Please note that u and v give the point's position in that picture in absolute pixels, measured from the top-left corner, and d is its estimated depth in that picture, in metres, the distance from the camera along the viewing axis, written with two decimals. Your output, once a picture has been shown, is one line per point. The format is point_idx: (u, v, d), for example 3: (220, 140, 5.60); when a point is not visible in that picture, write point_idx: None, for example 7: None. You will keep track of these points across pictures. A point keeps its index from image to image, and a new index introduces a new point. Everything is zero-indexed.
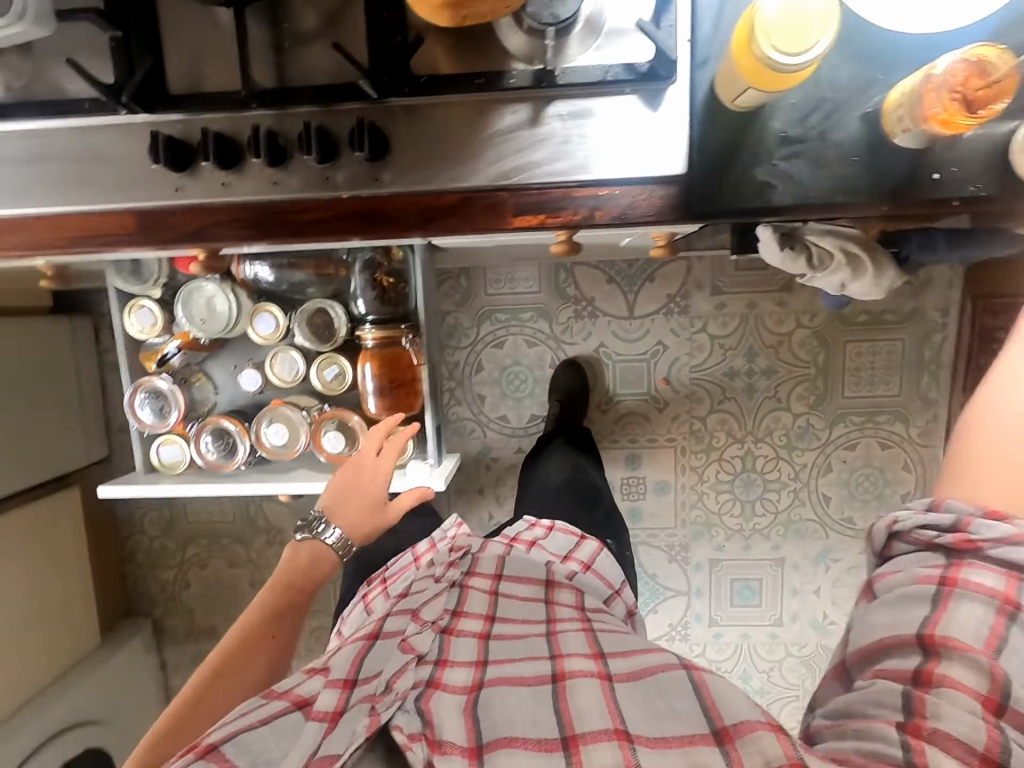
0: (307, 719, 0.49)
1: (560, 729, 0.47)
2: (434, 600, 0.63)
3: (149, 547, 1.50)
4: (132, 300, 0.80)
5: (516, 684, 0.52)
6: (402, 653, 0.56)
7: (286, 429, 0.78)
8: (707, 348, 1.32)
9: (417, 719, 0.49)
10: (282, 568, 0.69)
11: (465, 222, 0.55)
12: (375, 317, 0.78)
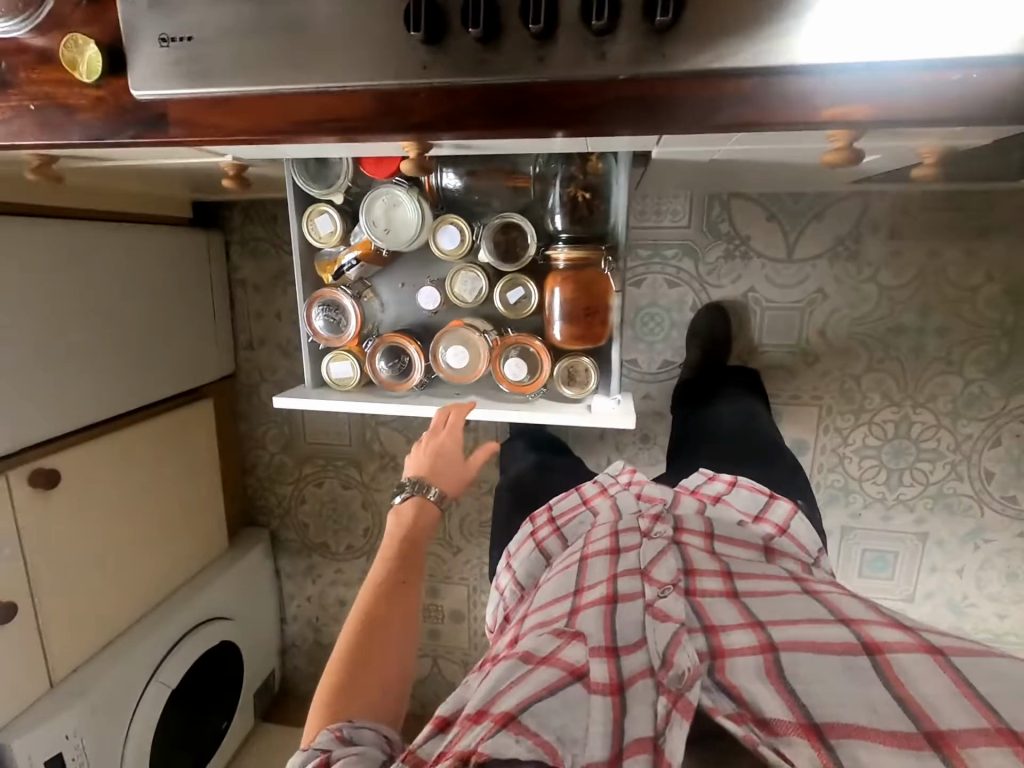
0: (592, 692, 0.57)
1: (919, 723, 0.49)
2: (663, 569, 0.72)
3: (268, 462, 1.54)
4: (313, 205, 0.76)
5: (818, 652, 0.57)
6: (664, 622, 0.64)
7: (466, 352, 0.74)
8: (874, 299, 1.19)
9: (726, 697, 0.55)
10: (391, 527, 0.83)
11: (756, 114, 0.47)
12: (569, 236, 0.71)
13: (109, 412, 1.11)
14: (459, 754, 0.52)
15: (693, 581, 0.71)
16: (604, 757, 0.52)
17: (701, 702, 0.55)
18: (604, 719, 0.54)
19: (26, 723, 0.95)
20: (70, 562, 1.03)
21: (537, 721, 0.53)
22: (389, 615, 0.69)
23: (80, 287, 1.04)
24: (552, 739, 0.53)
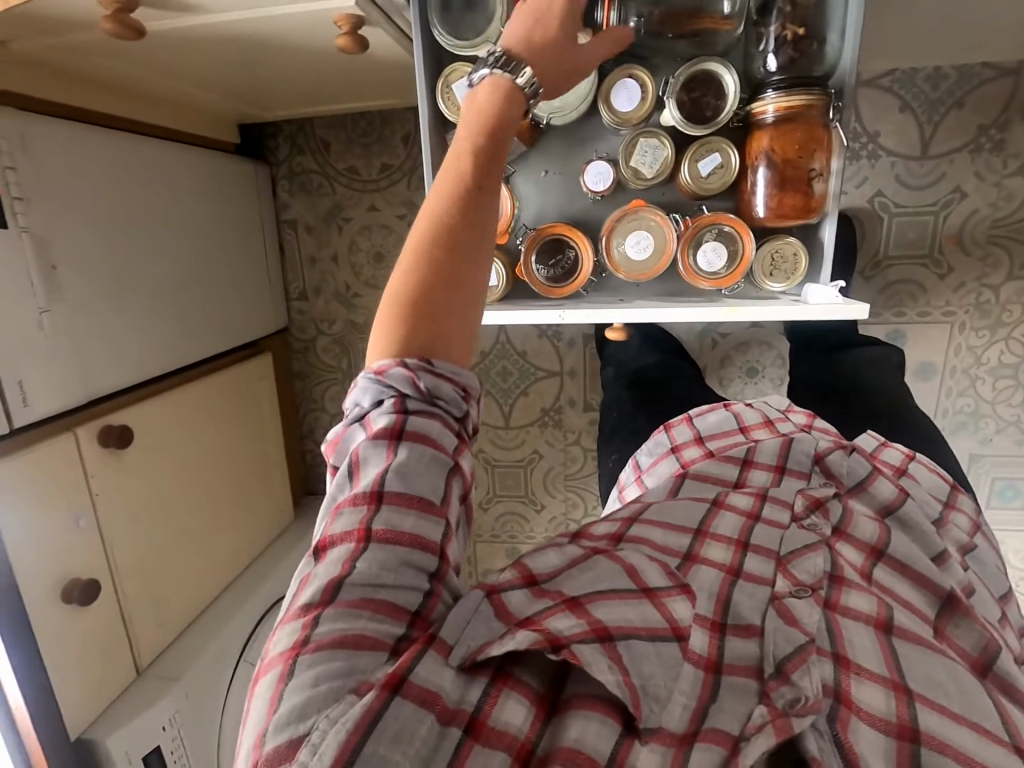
0: (686, 660, 0.43)
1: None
2: (809, 554, 0.50)
3: (328, 424, 1.40)
4: (453, 66, 0.61)
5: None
6: (789, 626, 0.45)
7: (649, 241, 0.63)
8: (1019, 195, 1.06)
9: (836, 751, 0.40)
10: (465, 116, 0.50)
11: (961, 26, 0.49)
12: (783, 80, 0.57)
13: (172, 364, 0.98)
14: (550, 638, 0.41)
15: (846, 587, 0.48)
16: (676, 732, 0.41)
17: (804, 742, 0.40)
18: (691, 695, 0.42)
19: (121, 715, 0.84)
20: (147, 533, 0.91)
21: (631, 655, 0.43)
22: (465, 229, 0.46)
23: (132, 217, 0.89)
24: (636, 682, 0.42)
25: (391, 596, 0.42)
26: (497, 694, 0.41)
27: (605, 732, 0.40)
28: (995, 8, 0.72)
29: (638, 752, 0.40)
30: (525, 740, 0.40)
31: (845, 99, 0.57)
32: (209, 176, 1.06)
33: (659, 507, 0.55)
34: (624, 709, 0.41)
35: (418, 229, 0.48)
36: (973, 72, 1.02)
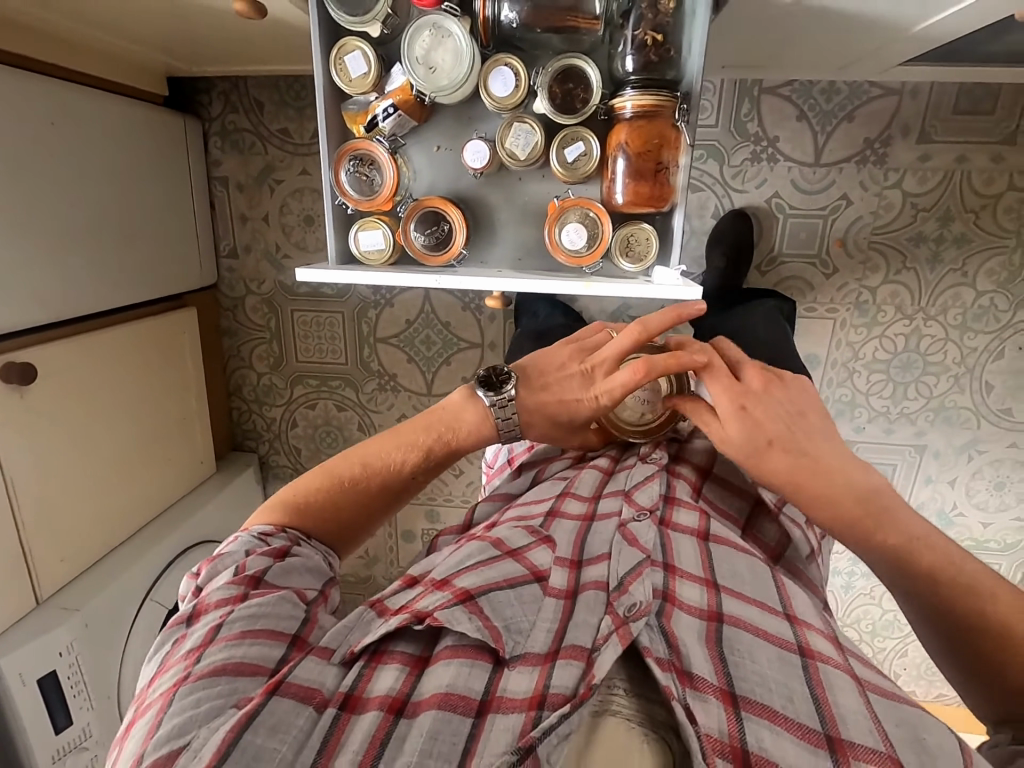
0: (547, 594, 0.58)
1: (823, 726, 0.48)
2: (648, 485, 0.69)
3: (256, 383, 1.45)
4: (345, 39, 0.66)
5: (760, 636, 0.55)
6: (630, 549, 0.62)
7: (573, 230, 0.69)
8: (897, 206, 1.17)
9: (662, 641, 0.54)
10: (443, 409, 0.72)
11: (657, 145, 0.64)
12: (638, 80, 0.63)
13: (80, 310, 1.01)
14: (416, 614, 0.54)
15: (671, 513, 0.67)
16: (541, 653, 0.53)
17: (638, 638, 0.53)
18: (553, 621, 0.56)
19: (18, 638, 0.89)
20: (54, 473, 0.95)
21: (493, 606, 0.55)
22: (388, 491, 0.69)
23: (42, 162, 0.91)
24: (499, 626, 0.54)
25: (271, 622, 0.56)
26: (371, 672, 0.53)
27: (476, 674, 0.51)
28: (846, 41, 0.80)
29: (507, 678, 0.51)
30: (397, 696, 0.51)
31: (691, 102, 0.64)
32: (132, 127, 1.08)
33: (530, 500, 0.72)
34: (491, 649, 0.53)
35: (370, 473, 0.69)
36: (862, 89, 1.12)
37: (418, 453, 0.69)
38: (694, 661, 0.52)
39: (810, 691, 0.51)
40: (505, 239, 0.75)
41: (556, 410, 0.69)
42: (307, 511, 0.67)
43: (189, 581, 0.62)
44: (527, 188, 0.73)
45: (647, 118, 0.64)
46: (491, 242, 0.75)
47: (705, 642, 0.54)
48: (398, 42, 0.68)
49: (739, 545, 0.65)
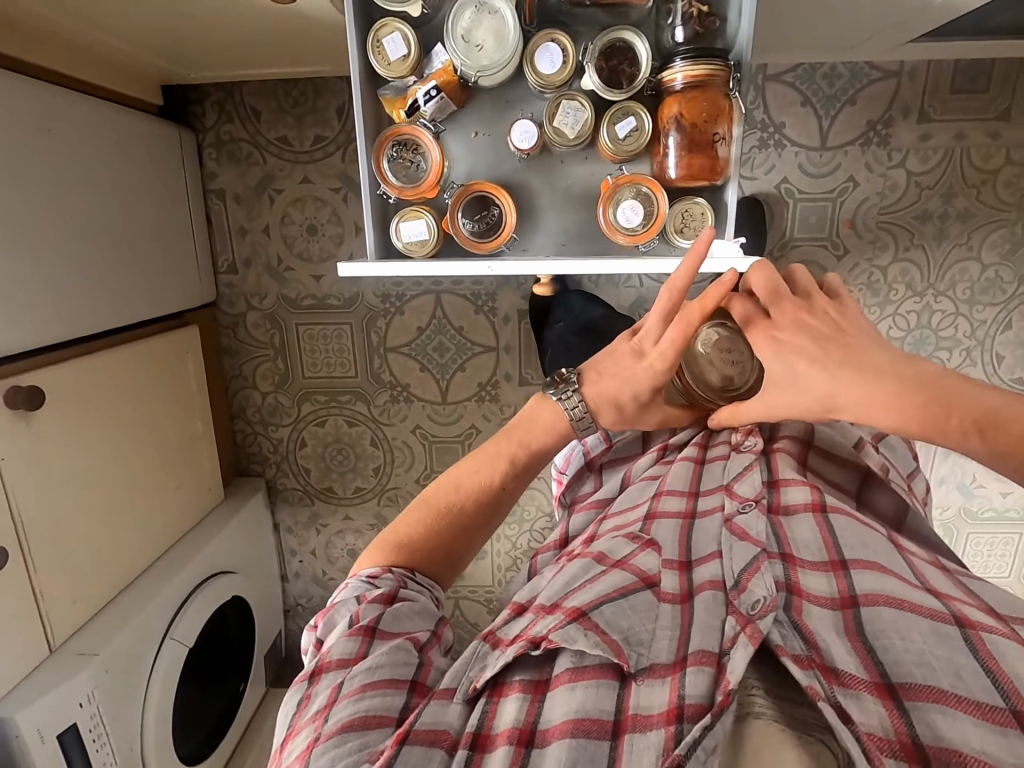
0: (662, 601, 0.57)
1: (1006, 698, 0.47)
2: (749, 474, 0.66)
3: (260, 404, 1.39)
4: (382, 21, 0.63)
5: (905, 609, 0.53)
6: (742, 541, 0.60)
7: (628, 207, 0.67)
8: (902, 186, 1.19)
9: (797, 638, 0.53)
10: (523, 419, 0.70)
11: (711, 115, 0.63)
12: (690, 50, 0.62)
13: (81, 330, 0.94)
14: (530, 639, 0.54)
15: (778, 495, 0.65)
16: (669, 663, 0.53)
17: (770, 637, 0.53)
18: (673, 629, 0.55)
19: (32, 691, 0.82)
20: (65, 506, 0.88)
21: (605, 619, 0.54)
22: (484, 510, 0.67)
23: (35, 173, 0.86)
24: (618, 641, 0.53)
25: (388, 671, 0.54)
26: (495, 708, 0.52)
27: (604, 693, 0.51)
28: (866, 18, 0.81)
29: (639, 693, 0.51)
30: (525, 725, 0.50)
31: (743, 71, 0.63)
32: (127, 140, 1.03)
33: (623, 502, 0.71)
34: (616, 665, 0.53)
35: (463, 495, 0.67)
36: (862, 72, 1.14)
37: (506, 464, 0.68)
38: (835, 655, 0.52)
39: (977, 661, 0.49)
40: (547, 227, 0.73)
41: (617, 392, 0.66)
42: (408, 549, 0.64)
43: (311, 634, 0.60)
44: (569, 171, 0.71)
45: (700, 87, 0.63)
46: (534, 228, 0.73)
47: (844, 636, 0.53)
48: (437, 24, 0.65)
49: (857, 515, 0.63)
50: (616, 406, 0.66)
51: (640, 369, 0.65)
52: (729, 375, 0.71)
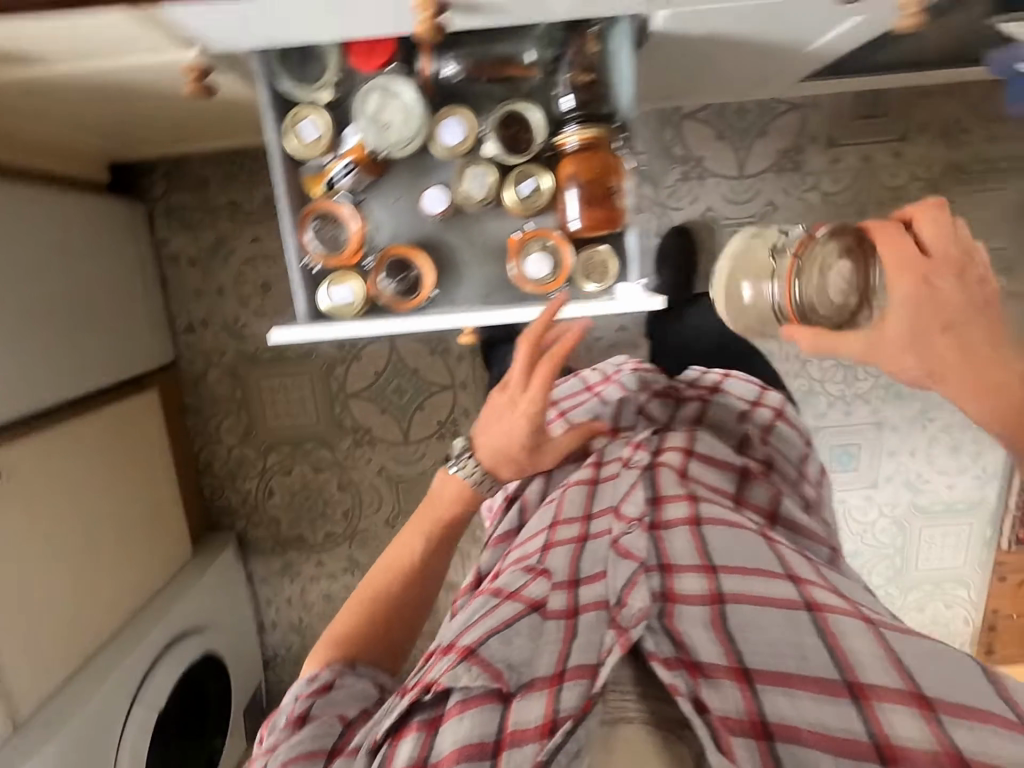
0: (548, 620, 0.61)
1: (843, 673, 0.55)
2: (633, 495, 0.72)
3: (226, 458, 1.41)
4: (295, 108, 0.68)
5: (764, 604, 0.60)
6: (625, 561, 0.64)
7: (536, 265, 0.73)
8: (818, 207, 1.27)
9: (667, 640, 0.56)
10: (433, 505, 0.76)
11: (603, 174, 0.69)
12: (579, 116, 0.69)
13: (34, 405, 0.97)
14: (427, 683, 0.58)
15: (659, 512, 0.70)
16: (547, 676, 0.55)
17: (643, 643, 0.56)
18: (556, 643, 0.58)
19: None
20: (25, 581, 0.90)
21: (492, 651, 0.58)
22: (412, 591, 0.72)
23: None
24: (499, 664, 0.57)
25: (312, 742, 0.59)
26: (395, 748, 0.56)
27: (488, 717, 0.54)
28: (753, 66, 0.89)
29: (518, 708, 0.54)
30: (420, 759, 0.54)
31: (628, 131, 0.70)
32: (75, 218, 1.07)
33: (526, 537, 0.76)
34: (497, 689, 0.56)
35: (387, 577, 0.72)
36: (770, 106, 1.23)
37: (423, 538, 0.75)
38: (700, 649, 0.56)
39: (830, 647, 0.56)
40: (470, 280, 0.78)
41: (501, 444, 0.73)
42: (341, 639, 0.68)
43: (260, 740, 0.65)
44: (485, 227, 0.77)
45: (592, 150, 0.69)
46: (458, 281, 0.78)
47: (714, 638, 0.57)
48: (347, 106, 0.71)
49: (725, 520, 0.69)
50: (510, 461, 0.74)
51: (516, 417, 0.71)
52: (834, 296, 0.67)
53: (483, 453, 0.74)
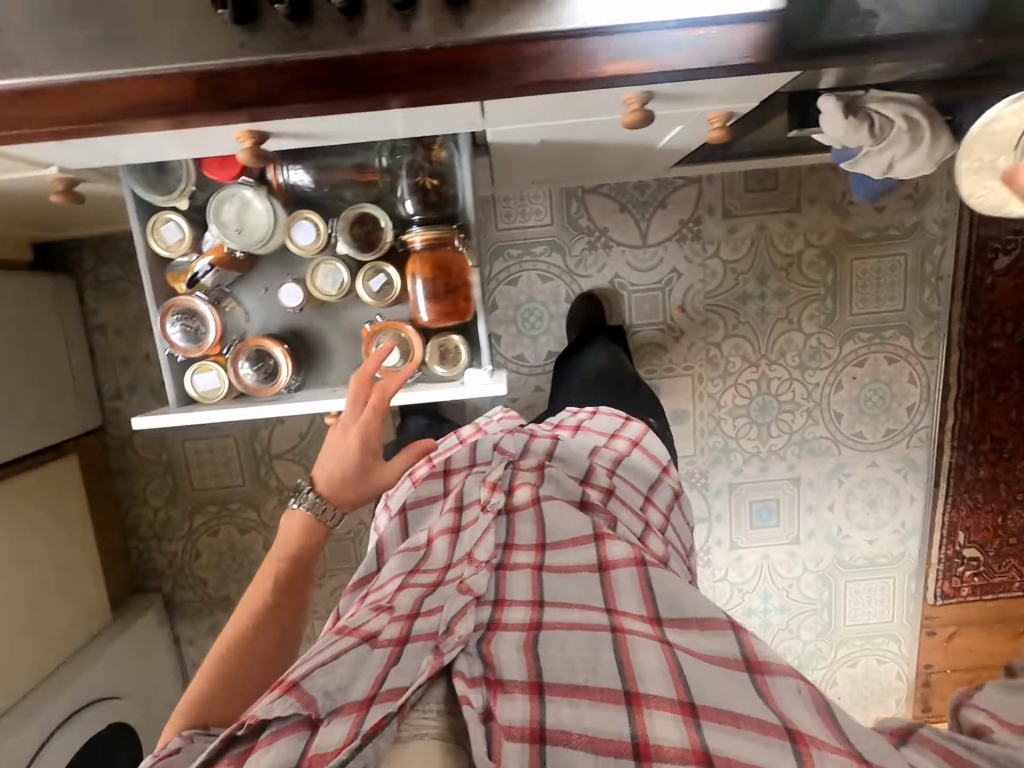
0: (375, 647, 0.54)
1: (623, 683, 0.52)
2: (485, 537, 0.64)
3: (152, 519, 1.43)
4: (157, 213, 0.73)
5: (575, 626, 0.56)
6: (461, 595, 0.58)
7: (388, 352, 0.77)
8: (719, 274, 1.33)
9: (477, 662, 0.53)
10: (278, 545, 0.73)
11: (446, 271, 0.74)
12: (422, 219, 0.74)
13: None
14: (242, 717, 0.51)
15: (509, 555, 0.63)
16: (358, 699, 0.51)
17: (454, 662, 0.53)
18: (375, 668, 0.53)
19: None
20: None
21: (314, 680, 0.51)
22: (267, 635, 0.67)
23: None
24: (315, 691, 0.51)
25: None
26: None
27: (292, 745, 0.48)
28: (619, 159, 0.95)
29: (322, 733, 0.49)
30: None
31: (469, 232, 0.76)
32: None
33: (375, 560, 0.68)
34: (307, 717, 0.50)
35: (237, 628, 0.67)
36: (668, 181, 1.30)
37: (269, 579, 0.70)
38: (501, 666, 0.53)
39: (626, 674, 0.53)
40: (341, 362, 0.84)
41: (337, 468, 0.74)
42: (195, 706, 0.61)
43: None
44: (351, 313, 0.83)
45: (436, 247, 0.74)
46: (328, 365, 0.83)
47: (526, 663, 0.53)
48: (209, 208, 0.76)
49: (573, 549, 0.64)
50: (345, 484, 0.74)
51: (351, 445, 0.73)
52: None
53: (320, 481, 0.74)
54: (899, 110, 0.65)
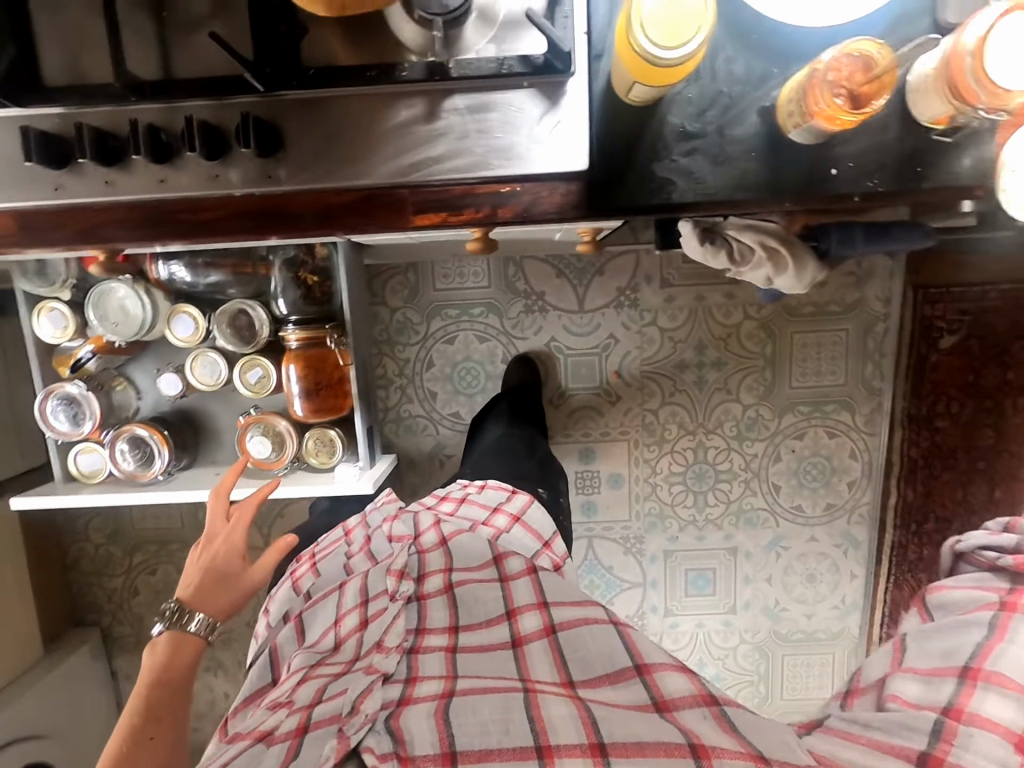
0: (273, 744, 0.51)
1: (535, 738, 0.49)
2: (395, 623, 0.63)
3: (93, 555, 1.46)
4: (41, 301, 0.79)
5: (489, 691, 0.54)
6: (366, 674, 0.57)
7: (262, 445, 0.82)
8: (657, 341, 1.32)
9: (387, 739, 0.50)
10: (149, 670, 0.69)
11: (321, 367, 0.80)
12: (298, 316, 0.79)
13: None
14: None
15: (421, 639, 0.62)
16: None
17: (360, 740, 0.50)
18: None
19: None
20: None
21: None
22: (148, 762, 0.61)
23: None
24: None
25: None
26: None
27: None
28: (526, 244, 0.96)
29: None
30: None
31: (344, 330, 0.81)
32: None
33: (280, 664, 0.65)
34: None
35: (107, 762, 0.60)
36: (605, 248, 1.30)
37: (141, 701, 0.65)
38: (412, 742, 0.49)
39: (539, 728, 0.50)
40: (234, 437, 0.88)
41: (211, 579, 0.74)
42: None
43: None
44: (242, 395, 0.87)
45: (310, 346, 0.79)
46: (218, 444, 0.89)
47: (435, 732, 0.50)
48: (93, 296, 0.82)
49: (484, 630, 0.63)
50: (216, 591, 0.74)
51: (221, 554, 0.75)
52: None
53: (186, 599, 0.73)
54: (756, 239, 0.65)
